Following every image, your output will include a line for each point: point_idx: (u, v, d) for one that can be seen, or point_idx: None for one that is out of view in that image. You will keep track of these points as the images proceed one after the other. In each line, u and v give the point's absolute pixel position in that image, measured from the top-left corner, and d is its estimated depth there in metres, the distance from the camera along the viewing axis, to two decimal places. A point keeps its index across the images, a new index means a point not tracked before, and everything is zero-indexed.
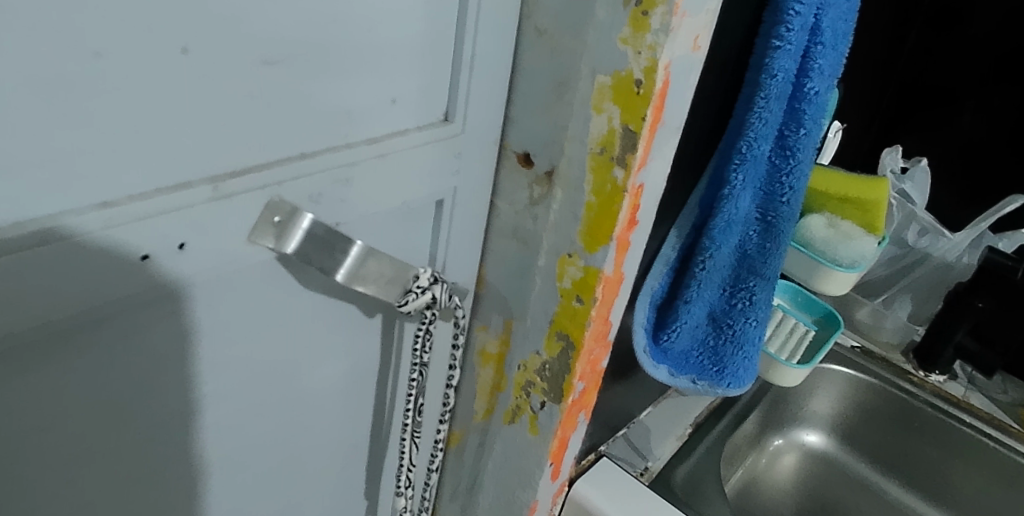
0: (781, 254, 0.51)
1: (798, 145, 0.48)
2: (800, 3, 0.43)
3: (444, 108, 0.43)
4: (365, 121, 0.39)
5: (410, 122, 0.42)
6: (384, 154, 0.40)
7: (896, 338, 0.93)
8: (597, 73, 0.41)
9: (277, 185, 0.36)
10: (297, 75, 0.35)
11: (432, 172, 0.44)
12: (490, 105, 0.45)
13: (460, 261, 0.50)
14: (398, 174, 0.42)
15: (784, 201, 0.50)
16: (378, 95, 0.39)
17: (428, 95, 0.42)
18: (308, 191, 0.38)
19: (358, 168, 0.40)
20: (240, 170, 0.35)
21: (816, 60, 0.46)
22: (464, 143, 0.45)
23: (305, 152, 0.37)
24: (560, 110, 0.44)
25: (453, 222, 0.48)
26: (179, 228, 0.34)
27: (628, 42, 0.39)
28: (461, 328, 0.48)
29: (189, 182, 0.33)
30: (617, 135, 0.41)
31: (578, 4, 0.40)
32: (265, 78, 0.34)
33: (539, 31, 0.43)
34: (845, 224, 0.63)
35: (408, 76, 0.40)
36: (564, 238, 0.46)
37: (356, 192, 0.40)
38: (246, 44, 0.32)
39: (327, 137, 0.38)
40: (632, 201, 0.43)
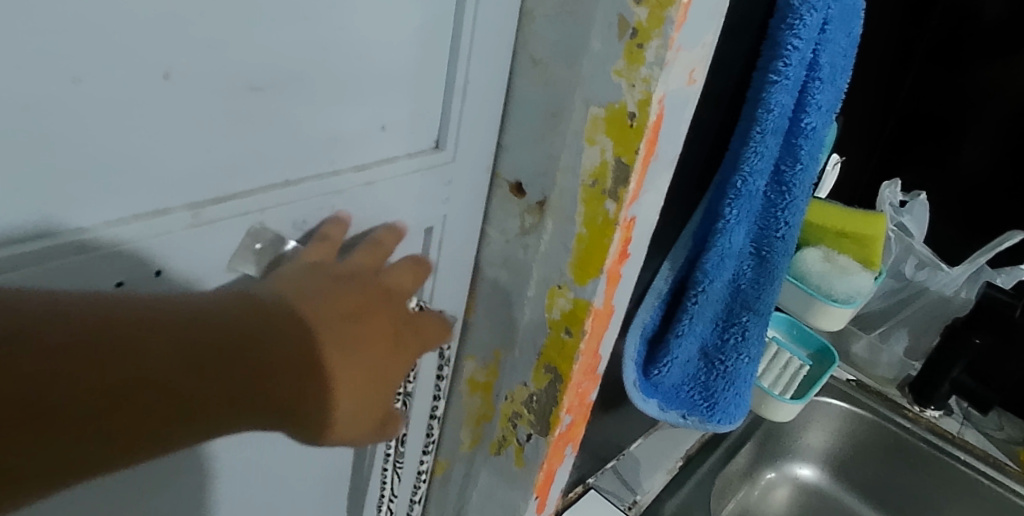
0: (775, 289, 0.50)
1: (795, 180, 0.48)
2: (798, 38, 0.43)
3: (435, 137, 0.43)
4: (354, 147, 0.39)
5: (400, 150, 0.41)
6: (371, 181, 0.40)
7: (892, 372, 0.92)
8: (591, 104, 0.40)
9: (259, 212, 0.36)
10: (280, 100, 0.34)
11: (422, 200, 0.44)
12: (482, 133, 0.45)
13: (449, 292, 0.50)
14: (383, 201, 0.42)
15: (779, 236, 0.49)
16: (366, 123, 0.39)
17: (418, 121, 0.41)
18: (291, 218, 0.38)
19: (341, 197, 0.40)
20: (221, 197, 0.35)
21: (814, 96, 0.46)
22: (453, 171, 0.45)
23: (289, 179, 0.37)
24: (553, 140, 0.43)
25: (441, 249, 0.48)
26: (158, 256, 0.34)
27: (622, 74, 0.39)
28: (445, 361, 0.48)
29: (168, 209, 0.33)
30: (610, 167, 0.41)
31: (573, 36, 0.40)
32: (248, 104, 0.33)
33: (534, 59, 0.42)
34: (841, 258, 0.63)
35: (400, 105, 0.40)
36: (554, 269, 0.45)
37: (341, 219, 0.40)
38: (232, 69, 0.32)
39: (313, 164, 0.38)
40: (623, 234, 0.42)
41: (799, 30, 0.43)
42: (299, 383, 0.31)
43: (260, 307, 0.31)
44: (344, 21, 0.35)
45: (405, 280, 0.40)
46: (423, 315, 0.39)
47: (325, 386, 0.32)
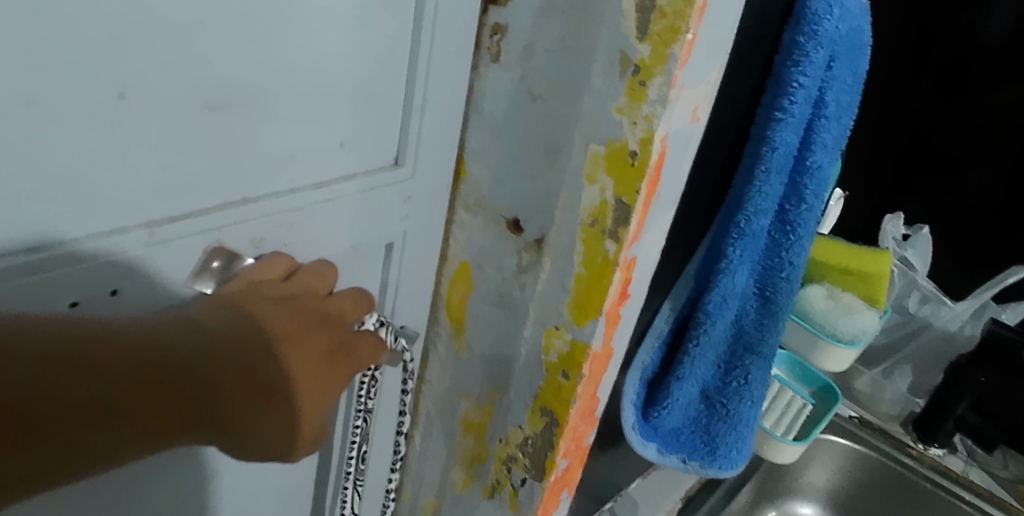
0: (779, 331, 0.49)
1: (799, 220, 0.46)
2: (804, 75, 0.43)
3: (395, 152, 0.42)
4: (315, 163, 0.38)
5: (360, 167, 0.41)
6: (331, 199, 0.40)
7: (895, 410, 0.90)
8: (591, 142, 0.39)
9: (217, 230, 0.35)
10: (240, 122, 0.34)
11: (378, 216, 0.43)
12: (442, 148, 0.44)
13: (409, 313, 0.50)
14: (344, 219, 0.41)
15: (783, 276, 0.48)
16: (328, 140, 0.38)
17: (380, 140, 0.41)
18: (252, 235, 0.37)
19: (294, 214, 0.38)
20: (179, 215, 0.34)
21: (819, 134, 0.45)
22: (414, 187, 0.44)
23: (248, 196, 0.36)
24: (552, 177, 0.42)
25: (401, 267, 0.47)
26: (115, 276, 0.33)
27: (624, 111, 0.38)
28: (409, 372, 0.45)
29: (124, 227, 0.32)
30: (610, 207, 0.39)
31: (573, 71, 0.39)
32: (207, 123, 0.33)
33: (533, 94, 0.42)
34: (845, 296, 0.61)
35: (359, 123, 0.39)
36: (551, 309, 0.43)
37: (295, 234, 0.39)
38: (193, 89, 0.32)
39: (275, 182, 0.37)
40: (624, 274, 0.41)
41: (805, 66, 0.43)
42: (264, 402, 0.32)
43: (224, 326, 0.32)
44: (306, 40, 0.35)
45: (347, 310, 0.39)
46: (361, 335, 0.39)
47: (289, 402, 0.33)
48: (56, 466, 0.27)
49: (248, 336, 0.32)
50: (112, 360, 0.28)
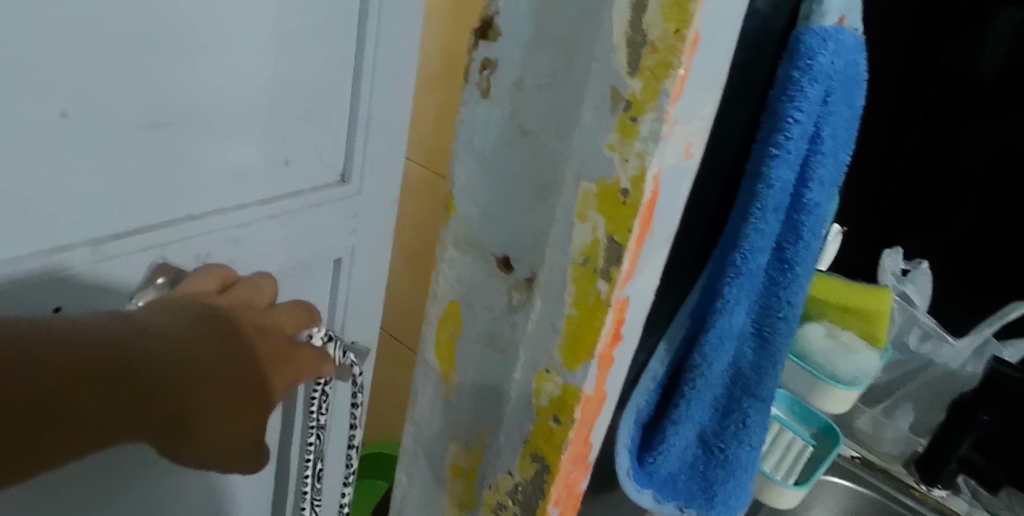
0: (777, 372, 0.47)
1: (796, 257, 0.45)
2: (799, 110, 0.42)
3: (341, 170, 0.56)
4: (253, 184, 0.50)
5: (304, 184, 0.53)
6: (274, 214, 0.52)
7: (897, 448, 0.88)
8: (582, 179, 0.38)
9: (163, 245, 0.47)
10: (178, 131, 0.44)
11: (321, 231, 0.56)
12: (384, 175, 0.58)
13: (353, 323, 0.64)
14: (291, 231, 0.54)
15: (781, 316, 0.46)
16: (269, 159, 0.50)
17: (320, 165, 0.54)
18: (196, 251, 0.49)
19: (249, 230, 0.51)
20: (123, 233, 0.45)
21: (817, 170, 0.44)
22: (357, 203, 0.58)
23: (192, 214, 0.48)
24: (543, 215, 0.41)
25: (349, 277, 0.62)
26: (92, 292, 0.45)
27: (615, 147, 0.37)
28: (358, 387, 0.54)
29: (70, 245, 0.43)
30: (601, 246, 0.38)
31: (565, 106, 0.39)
32: (151, 135, 0.43)
33: (523, 130, 0.41)
34: (845, 335, 0.60)
35: (298, 146, 0.51)
36: (541, 351, 0.42)
37: (246, 244, 0.51)
38: (128, 104, 0.42)
39: (219, 201, 0.49)
40: (617, 315, 0.40)
41: (800, 102, 0.42)
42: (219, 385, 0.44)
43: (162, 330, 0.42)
44: (184, 58, 0.43)
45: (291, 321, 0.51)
46: (300, 348, 0.50)
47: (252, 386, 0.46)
48: (56, 444, 0.37)
49: (201, 336, 0.43)
50: (80, 359, 0.37)
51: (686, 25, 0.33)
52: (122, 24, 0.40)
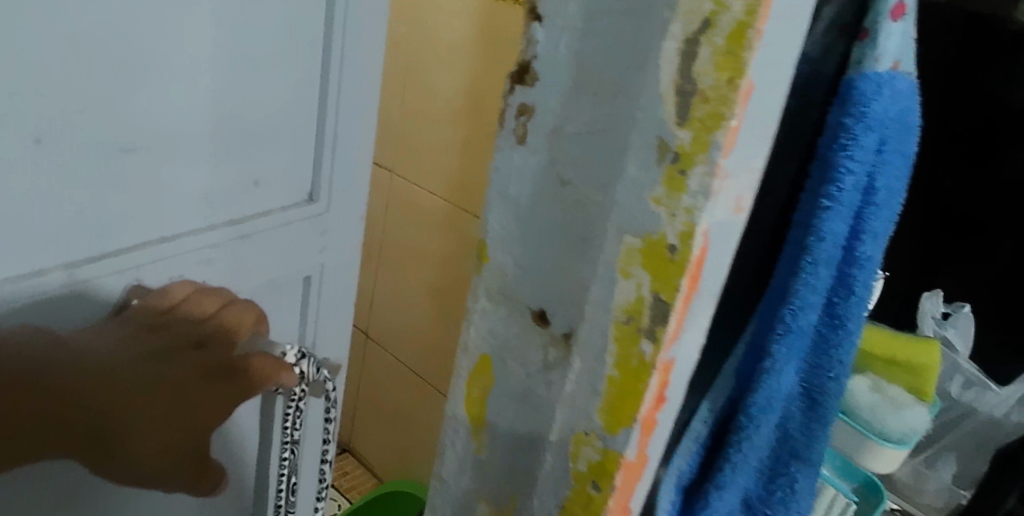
0: (826, 435, 0.45)
1: (848, 314, 0.43)
2: (851, 161, 0.40)
3: (309, 189, 0.63)
4: (229, 207, 0.57)
5: (274, 202, 0.60)
6: (240, 235, 0.58)
7: (940, 501, 0.84)
8: (625, 234, 0.36)
9: (137, 268, 0.52)
10: (155, 153, 0.50)
11: (289, 252, 0.64)
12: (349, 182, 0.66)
13: (326, 331, 0.73)
14: (281, 254, 0.63)
15: (831, 374, 0.44)
16: (244, 179, 0.57)
17: (291, 182, 0.61)
18: (166, 272, 0.54)
19: (219, 250, 0.58)
20: (95, 257, 0.50)
21: (870, 222, 0.42)
22: (326, 221, 0.66)
23: (164, 236, 0.54)
24: (583, 268, 0.39)
25: (313, 291, 0.69)
26: (76, 309, 0.50)
27: (662, 202, 0.35)
28: (331, 398, 0.63)
29: (44, 269, 0.47)
30: (647, 305, 0.36)
31: (609, 156, 0.37)
32: (121, 159, 0.48)
33: (562, 180, 0.39)
34: (891, 388, 0.57)
35: (269, 169, 0.58)
36: (580, 413, 0.40)
37: (218, 262, 0.58)
38: (106, 123, 0.47)
39: (188, 223, 0.55)
40: (662, 377, 0.37)
41: (853, 151, 0.40)
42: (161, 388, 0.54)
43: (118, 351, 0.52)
44: (163, 66, 0.48)
45: (244, 318, 0.61)
46: (255, 357, 0.59)
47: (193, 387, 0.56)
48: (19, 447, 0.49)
49: (147, 350, 0.53)
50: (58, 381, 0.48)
51: (740, 74, 0.32)
52: (124, 33, 0.45)
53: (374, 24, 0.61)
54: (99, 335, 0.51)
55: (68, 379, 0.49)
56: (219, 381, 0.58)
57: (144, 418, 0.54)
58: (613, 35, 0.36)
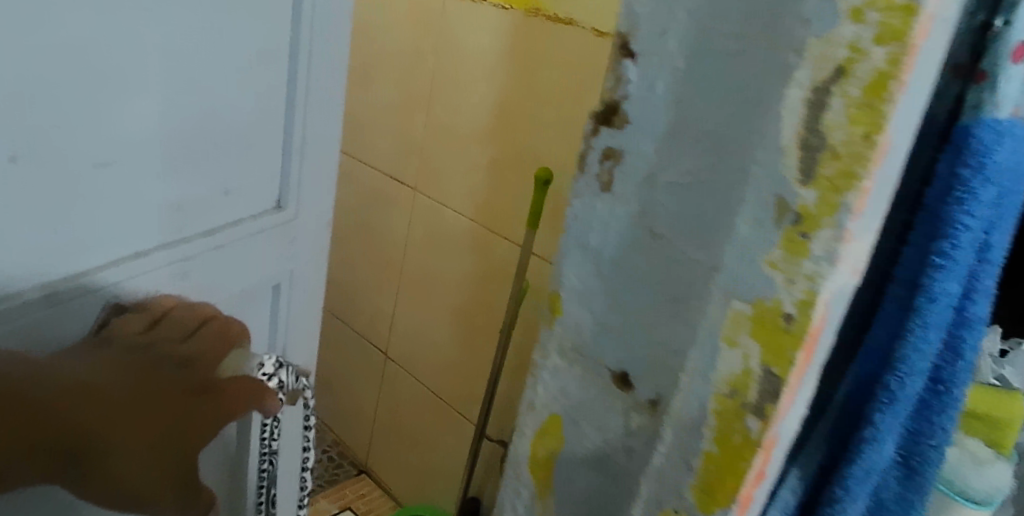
0: (924, 507, 0.42)
1: (954, 379, 0.40)
2: (970, 216, 0.37)
3: (278, 196, 0.57)
4: (208, 212, 0.51)
5: (245, 212, 0.54)
6: (220, 245, 0.53)
7: None
8: (732, 299, 0.33)
9: (113, 285, 0.47)
10: (128, 166, 0.44)
11: (268, 263, 0.58)
12: (321, 184, 0.60)
13: (295, 347, 0.67)
14: (256, 263, 0.57)
15: (932, 444, 0.41)
16: (213, 188, 0.51)
17: (262, 187, 0.55)
18: (144, 288, 0.48)
19: (194, 262, 0.51)
20: (72, 277, 0.44)
21: (983, 283, 0.39)
22: (295, 227, 0.59)
23: (139, 251, 0.48)
24: (679, 328, 0.36)
25: (282, 299, 0.62)
26: (55, 326, 0.44)
27: (779, 265, 0.31)
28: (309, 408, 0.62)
29: (21, 293, 0.41)
30: (755, 379, 0.32)
31: (712, 211, 0.33)
32: (95, 176, 0.43)
33: (654, 233, 0.36)
34: (971, 442, 0.53)
35: (240, 174, 0.53)
36: (669, 487, 0.36)
37: (193, 273, 0.52)
38: (82, 140, 0.41)
39: (162, 235, 0.49)
40: (768, 457, 0.33)
41: (972, 206, 0.36)
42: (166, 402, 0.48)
43: (111, 357, 0.46)
44: (135, 75, 0.42)
45: (229, 335, 0.54)
46: (239, 378, 0.53)
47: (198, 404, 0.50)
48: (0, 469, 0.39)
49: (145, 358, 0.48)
50: (52, 383, 0.41)
51: (879, 130, 0.28)
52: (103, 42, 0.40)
53: (341, 22, 0.56)
54: (78, 365, 0.44)
55: (74, 411, 0.42)
56: (211, 407, 0.51)
57: (140, 448, 0.46)
58: (719, 77, 0.33)
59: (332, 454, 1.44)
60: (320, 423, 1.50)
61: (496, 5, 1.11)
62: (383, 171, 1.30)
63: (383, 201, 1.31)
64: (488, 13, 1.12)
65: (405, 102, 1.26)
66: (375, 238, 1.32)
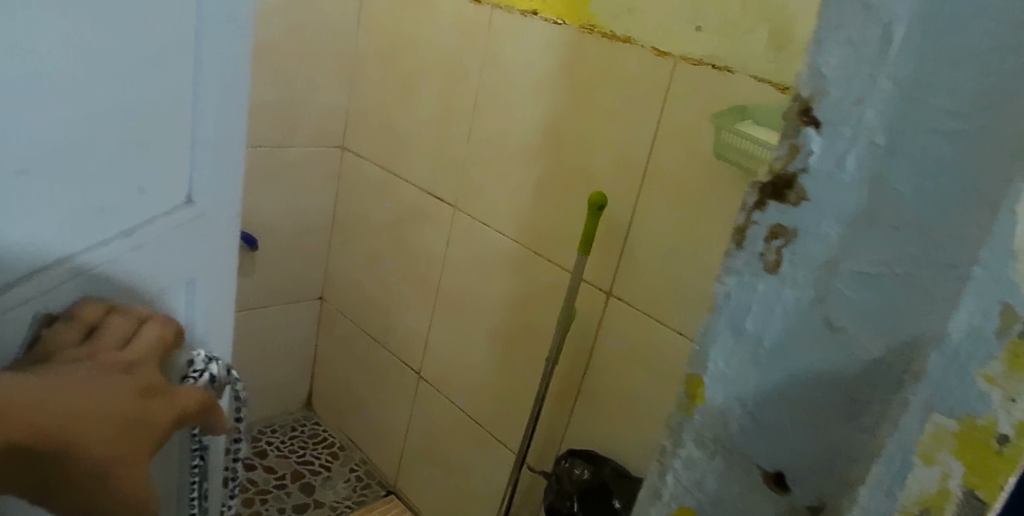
0: None
1: None
2: None
3: (185, 194, 0.64)
4: (125, 211, 0.58)
5: (157, 211, 0.61)
6: (138, 246, 0.60)
7: None
8: (933, 413, 0.29)
9: (34, 297, 0.52)
10: (46, 175, 0.49)
11: (176, 257, 0.65)
12: (222, 177, 0.68)
13: (211, 338, 0.76)
14: (171, 260, 0.65)
15: None
16: (131, 190, 0.57)
17: (172, 185, 0.62)
18: (59, 295, 0.55)
19: (117, 264, 0.58)
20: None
21: None
22: (202, 219, 0.67)
23: (59, 258, 0.53)
24: (876, 432, 0.31)
25: (196, 293, 0.71)
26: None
27: (998, 381, 0.27)
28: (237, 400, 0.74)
29: None
30: (953, 499, 0.29)
31: (923, 301, 0.29)
32: (20, 183, 0.47)
33: (830, 324, 0.31)
34: None
35: (151, 176, 0.59)
36: None
37: (116, 275, 0.59)
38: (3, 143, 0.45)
39: (83, 239, 0.54)
40: None
41: None
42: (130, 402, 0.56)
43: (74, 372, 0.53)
44: (52, 90, 0.47)
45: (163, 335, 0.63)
46: (186, 386, 0.63)
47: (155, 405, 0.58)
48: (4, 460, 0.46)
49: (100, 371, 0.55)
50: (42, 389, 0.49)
51: None
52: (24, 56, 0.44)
53: (241, 32, 0.63)
54: (53, 386, 0.50)
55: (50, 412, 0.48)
56: (165, 401, 0.59)
57: (112, 441, 0.53)
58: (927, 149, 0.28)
59: (360, 473, 1.41)
60: (347, 441, 1.48)
61: (548, 20, 1.07)
62: (419, 186, 1.26)
63: (420, 217, 1.27)
64: (539, 27, 1.08)
65: (445, 116, 1.21)
66: (412, 255, 1.29)
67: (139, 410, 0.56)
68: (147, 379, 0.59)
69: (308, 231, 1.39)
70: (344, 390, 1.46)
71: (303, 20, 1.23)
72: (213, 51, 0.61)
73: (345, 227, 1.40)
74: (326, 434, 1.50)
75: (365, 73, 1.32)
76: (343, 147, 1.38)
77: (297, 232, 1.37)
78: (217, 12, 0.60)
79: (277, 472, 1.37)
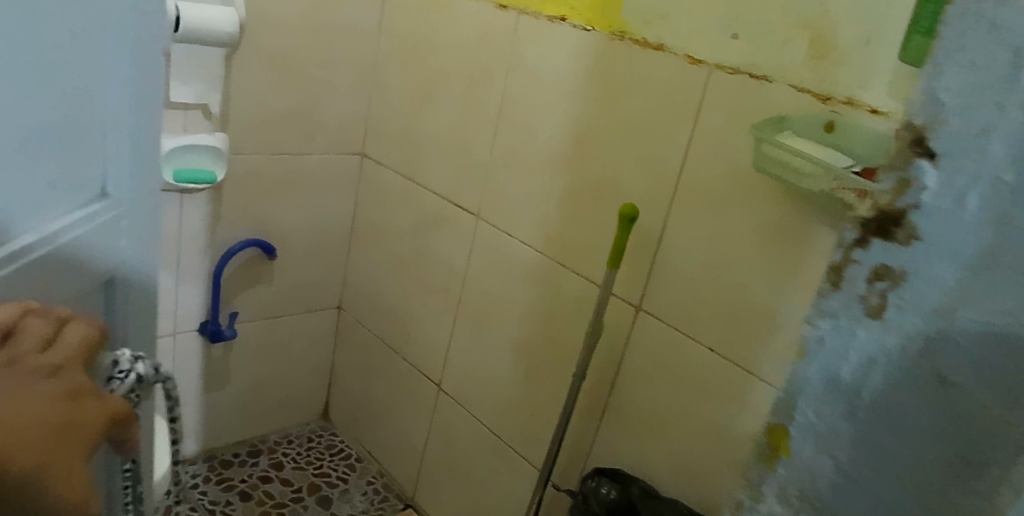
0: None
1: None
2: None
3: (101, 189, 0.66)
4: (42, 203, 0.58)
5: (70, 206, 0.62)
6: (59, 242, 0.60)
7: None
8: None
9: None
10: None
11: (94, 255, 0.66)
12: (138, 173, 0.70)
13: (126, 335, 0.77)
14: (89, 258, 0.66)
15: None
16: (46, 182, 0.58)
17: (82, 179, 0.63)
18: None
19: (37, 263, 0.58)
20: None
21: None
22: (120, 215, 0.69)
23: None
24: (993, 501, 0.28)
25: (114, 290, 0.72)
26: None
27: None
28: (169, 397, 0.73)
29: None
30: None
31: None
32: None
33: (941, 378, 0.28)
34: None
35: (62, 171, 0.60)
36: None
37: (37, 274, 0.59)
38: None
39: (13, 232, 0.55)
40: None
41: None
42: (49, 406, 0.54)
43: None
44: None
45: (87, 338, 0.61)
46: (113, 396, 0.61)
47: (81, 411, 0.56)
48: None
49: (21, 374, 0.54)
50: None
51: None
52: None
53: (157, 31, 0.67)
54: None
55: None
56: (92, 403, 0.58)
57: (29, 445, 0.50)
58: None
59: (378, 486, 1.39)
60: (364, 452, 1.45)
61: (575, 25, 1.04)
62: (440, 193, 1.23)
63: (441, 225, 1.24)
64: (566, 33, 1.05)
65: (466, 122, 1.18)
66: (433, 265, 1.27)
67: (71, 413, 0.55)
68: (70, 382, 0.57)
69: (327, 239, 1.37)
70: (361, 401, 1.44)
71: (322, 25, 1.20)
72: (130, 49, 0.64)
73: (363, 235, 1.38)
74: (343, 445, 1.48)
75: (385, 78, 1.29)
76: (362, 154, 1.35)
77: (315, 240, 1.35)
78: (137, 18, 0.63)
79: (293, 484, 1.35)
